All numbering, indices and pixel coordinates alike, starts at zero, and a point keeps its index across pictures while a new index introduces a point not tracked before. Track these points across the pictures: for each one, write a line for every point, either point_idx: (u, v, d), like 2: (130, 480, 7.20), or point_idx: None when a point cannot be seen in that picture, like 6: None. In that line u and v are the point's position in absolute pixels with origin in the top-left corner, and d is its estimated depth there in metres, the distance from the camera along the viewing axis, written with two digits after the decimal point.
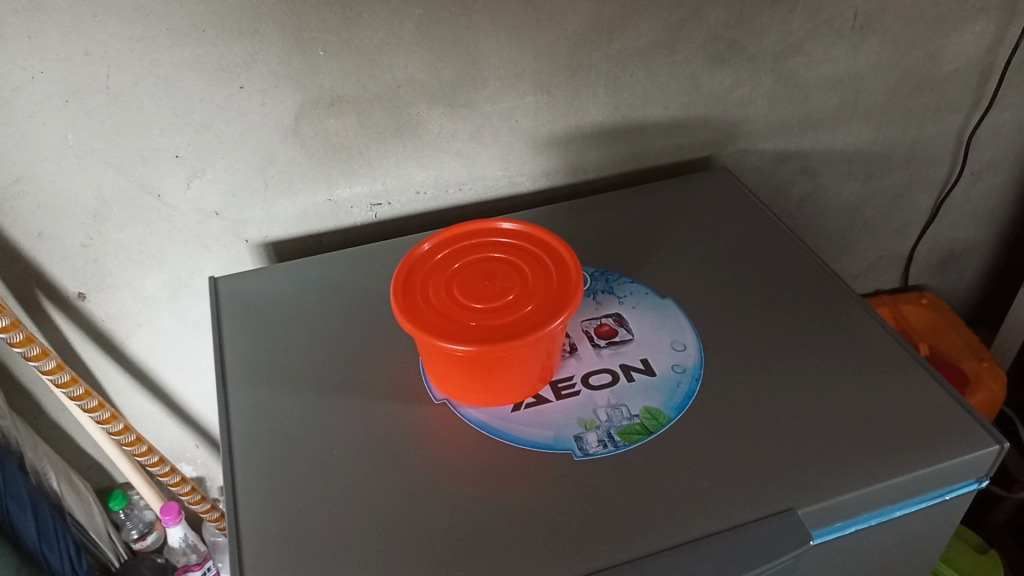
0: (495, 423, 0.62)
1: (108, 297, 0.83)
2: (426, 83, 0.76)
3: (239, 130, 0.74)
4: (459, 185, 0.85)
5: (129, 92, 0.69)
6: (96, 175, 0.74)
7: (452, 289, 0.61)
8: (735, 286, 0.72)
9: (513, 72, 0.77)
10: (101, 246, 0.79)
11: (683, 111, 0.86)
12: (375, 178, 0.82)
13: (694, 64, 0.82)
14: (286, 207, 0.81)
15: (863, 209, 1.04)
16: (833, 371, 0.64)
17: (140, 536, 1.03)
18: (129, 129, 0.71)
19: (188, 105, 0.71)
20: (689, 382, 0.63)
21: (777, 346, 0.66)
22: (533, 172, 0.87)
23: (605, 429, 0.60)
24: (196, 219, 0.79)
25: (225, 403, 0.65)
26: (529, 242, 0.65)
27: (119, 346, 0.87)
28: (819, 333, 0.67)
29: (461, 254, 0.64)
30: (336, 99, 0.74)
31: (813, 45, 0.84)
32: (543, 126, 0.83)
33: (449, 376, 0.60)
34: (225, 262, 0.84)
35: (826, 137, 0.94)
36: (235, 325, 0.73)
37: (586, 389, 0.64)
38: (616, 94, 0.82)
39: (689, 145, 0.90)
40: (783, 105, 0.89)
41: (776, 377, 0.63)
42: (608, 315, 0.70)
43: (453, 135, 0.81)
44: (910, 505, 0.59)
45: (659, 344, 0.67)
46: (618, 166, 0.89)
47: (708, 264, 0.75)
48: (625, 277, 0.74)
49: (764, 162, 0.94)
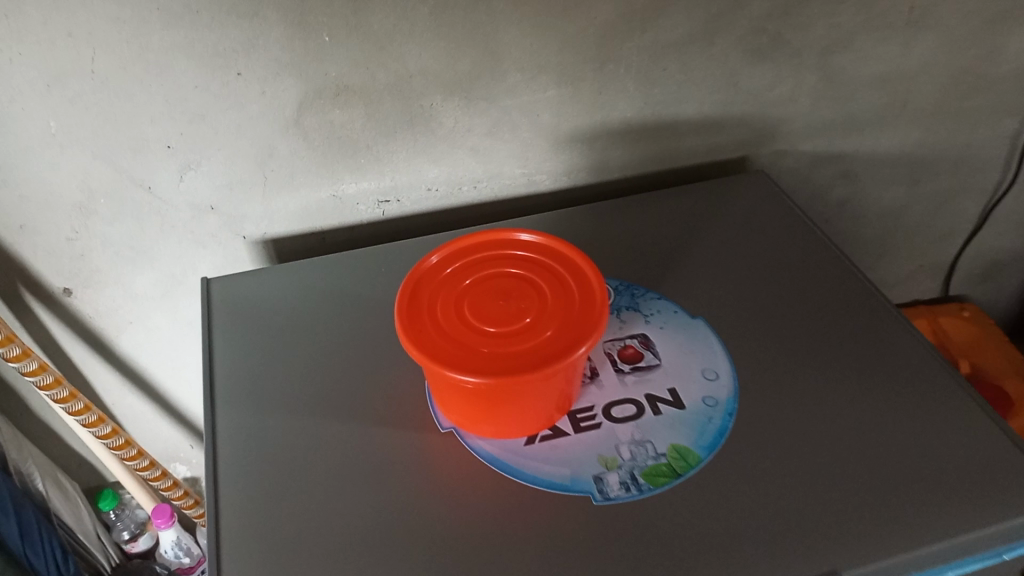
0: (507, 457, 0.56)
1: (97, 294, 0.77)
2: (440, 73, 0.69)
3: (237, 121, 0.68)
4: (473, 183, 0.79)
5: (118, 77, 0.63)
6: (83, 165, 0.68)
7: (462, 308, 0.55)
8: (773, 307, 0.66)
9: (535, 63, 0.71)
10: (88, 240, 0.73)
11: (718, 108, 0.79)
12: (383, 174, 0.76)
13: (732, 58, 0.75)
14: (287, 203, 0.75)
15: (906, 216, 0.97)
16: (881, 412, 0.58)
17: (131, 537, 0.96)
18: (117, 118, 0.66)
19: (181, 92, 0.65)
20: (722, 418, 0.57)
21: (819, 381, 0.60)
22: (554, 170, 0.81)
23: (627, 469, 0.55)
24: (191, 214, 0.74)
25: (211, 428, 0.60)
26: (550, 257, 0.59)
27: (108, 344, 0.82)
28: (866, 366, 0.61)
29: (473, 267, 0.58)
30: (342, 88, 0.68)
31: (863, 40, 0.77)
32: (566, 122, 0.76)
33: (456, 405, 0.55)
34: (221, 260, 0.78)
35: (871, 139, 0.87)
36: (227, 336, 0.67)
37: (608, 422, 0.58)
38: (646, 89, 0.76)
39: (722, 145, 0.83)
40: (826, 104, 0.82)
41: (817, 416, 0.57)
42: (633, 336, 0.64)
43: (468, 130, 0.74)
44: (966, 565, 0.51)
45: (690, 372, 0.61)
46: (645, 166, 0.83)
47: (742, 280, 0.69)
48: (652, 292, 0.68)
49: (802, 164, 0.88)
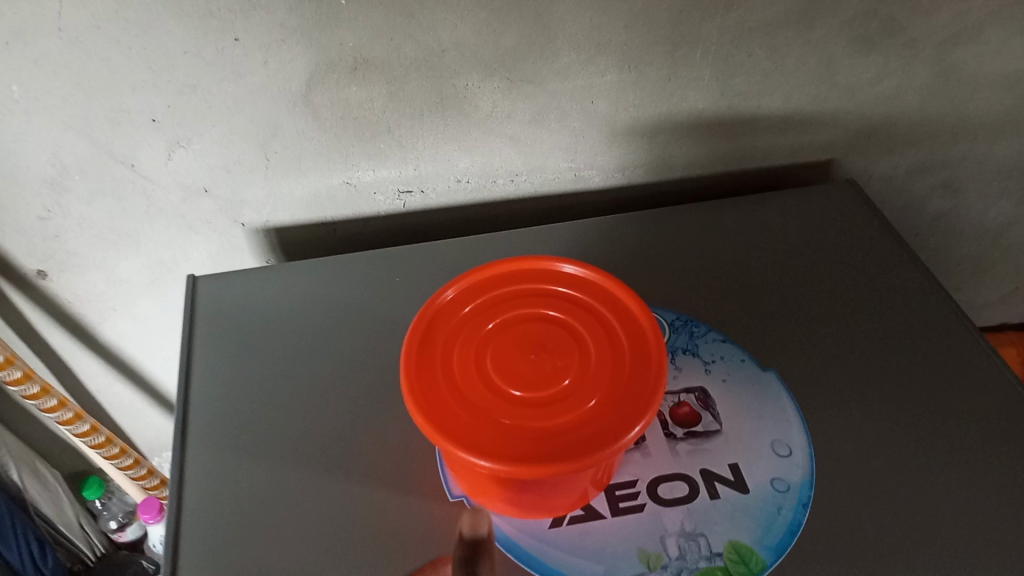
0: (527, 542, 0.46)
1: (76, 278, 0.68)
2: (479, 49, 0.57)
3: (235, 94, 0.57)
4: (511, 176, 0.68)
5: (91, 37, 0.52)
6: (53, 137, 0.57)
7: (485, 365, 0.45)
8: (860, 362, 0.55)
9: (596, 42, 0.58)
10: (62, 220, 0.63)
11: (808, 104, 0.66)
12: (406, 161, 0.65)
13: (832, 46, 0.62)
14: (294, 188, 0.65)
15: (1010, 233, 0.85)
16: (992, 518, 0.47)
17: (119, 527, 0.89)
18: (92, 85, 0.55)
19: (167, 58, 0.54)
20: (794, 510, 0.47)
21: (915, 467, 0.49)
22: (606, 166, 0.69)
23: (674, 570, 0.44)
24: (181, 196, 0.64)
25: (178, 479, 0.51)
26: (596, 297, 0.48)
27: (90, 331, 0.73)
28: (975, 451, 0.50)
29: (500, 308, 0.47)
30: (361, 62, 0.56)
31: (996, 32, 0.63)
32: (625, 111, 0.64)
33: (471, 480, 0.45)
34: (217, 248, 0.69)
35: (983, 146, 0.74)
36: (211, 355, 0.58)
37: (654, 504, 0.47)
38: (725, 78, 0.63)
39: (807, 145, 0.71)
40: (937, 105, 0.69)
41: (911, 518, 0.47)
42: (690, 391, 0.53)
43: (509, 115, 0.63)
44: None
45: (757, 444, 0.50)
46: (712, 165, 0.71)
47: (822, 322, 0.58)
48: (714, 332, 0.57)
49: (897, 172, 0.75)
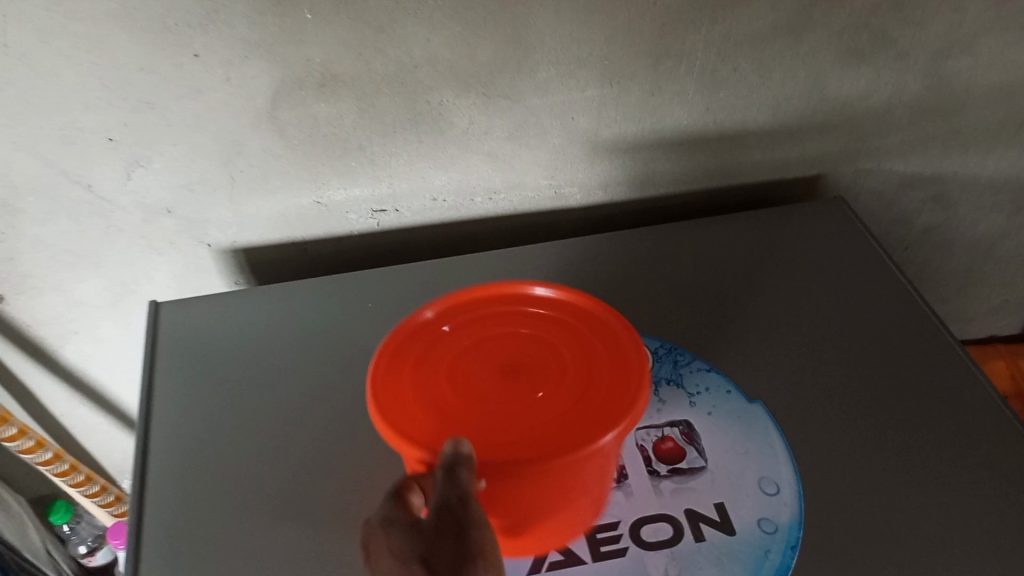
0: None
1: (33, 301, 0.65)
2: (453, 64, 0.54)
3: (195, 112, 0.54)
4: (489, 194, 0.66)
5: (38, 53, 0.49)
6: (3, 156, 0.54)
7: (455, 378, 0.42)
8: (852, 392, 0.53)
9: (575, 56, 0.56)
10: (16, 242, 0.60)
11: (796, 117, 0.64)
12: (379, 180, 0.62)
13: (821, 58, 0.59)
14: (260, 209, 0.62)
15: (1000, 246, 0.83)
16: (991, 556, 0.45)
17: (88, 551, 0.87)
18: (41, 102, 0.52)
19: (122, 75, 0.51)
20: (782, 553, 0.44)
21: (908, 503, 0.47)
22: (587, 183, 0.66)
23: None
24: (142, 217, 0.61)
25: (134, 522, 0.48)
26: (576, 317, 0.45)
27: (50, 355, 0.70)
28: (971, 485, 0.48)
29: (476, 326, 0.45)
30: (328, 78, 0.54)
31: (990, 43, 0.61)
32: (606, 127, 0.62)
33: None
34: (182, 269, 0.66)
35: (975, 159, 0.72)
36: (174, 386, 0.55)
37: (636, 548, 0.45)
38: (711, 91, 0.60)
39: (795, 160, 0.68)
40: (929, 118, 0.66)
41: (904, 557, 0.45)
42: (674, 425, 0.52)
43: (486, 131, 0.60)
44: None
45: (743, 481, 0.48)
46: (698, 182, 0.69)
47: (811, 348, 0.55)
48: (699, 361, 0.55)
49: (888, 185, 0.73)
